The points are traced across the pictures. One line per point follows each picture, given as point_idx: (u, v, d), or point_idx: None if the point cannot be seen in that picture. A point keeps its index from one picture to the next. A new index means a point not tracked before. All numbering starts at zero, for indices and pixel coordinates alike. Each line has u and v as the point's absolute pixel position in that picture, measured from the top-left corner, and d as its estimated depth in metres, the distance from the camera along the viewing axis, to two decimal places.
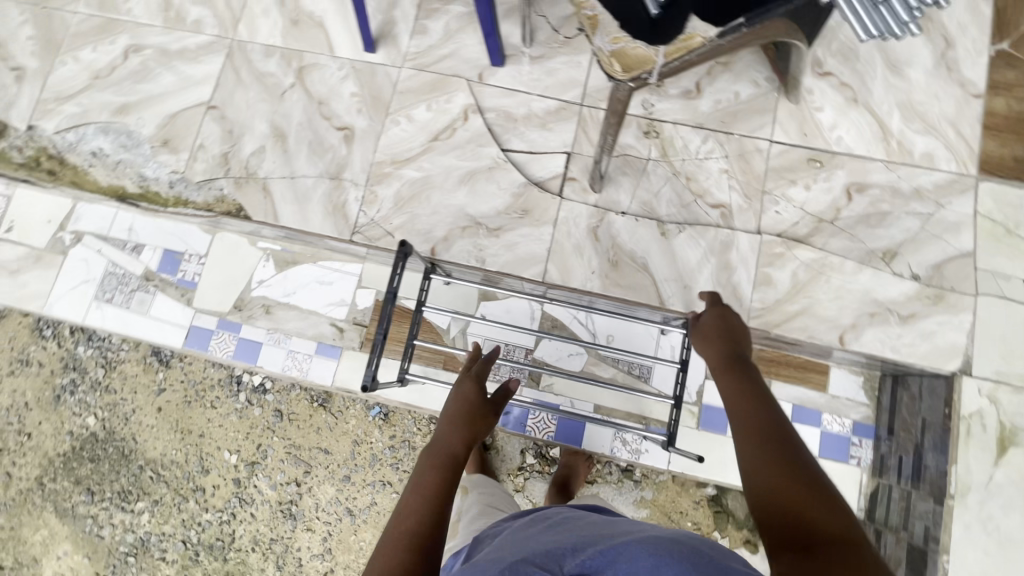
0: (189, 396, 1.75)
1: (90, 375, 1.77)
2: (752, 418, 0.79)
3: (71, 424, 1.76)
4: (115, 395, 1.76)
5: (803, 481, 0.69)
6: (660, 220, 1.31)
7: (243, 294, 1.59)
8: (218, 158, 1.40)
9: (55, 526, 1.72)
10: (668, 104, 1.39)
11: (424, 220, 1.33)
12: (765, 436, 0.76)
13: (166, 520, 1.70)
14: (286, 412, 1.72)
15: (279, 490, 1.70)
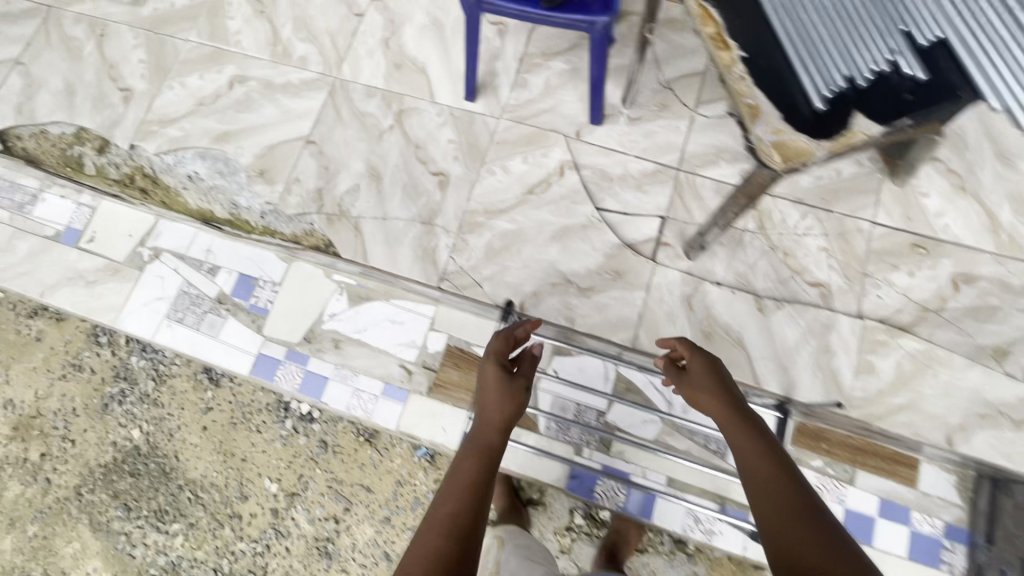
0: (236, 417, 1.51)
1: (140, 387, 1.54)
2: (771, 476, 0.74)
3: (116, 435, 1.53)
4: (161, 409, 1.53)
5: (837, 551, 0.63)
6: (757, 294, 1.27)
7: (314, 326, 1.45)
8: (312, 193, 1.41)
9: (88, 540, 1.48)
10: (767, 176, 1.37)
11: (514, 273, 1.31)
12: (789, 502, 0.70)
13: (201, 547, 1.45)
14: (331, 441, 1.47)
15: (317, 525, 1.43)
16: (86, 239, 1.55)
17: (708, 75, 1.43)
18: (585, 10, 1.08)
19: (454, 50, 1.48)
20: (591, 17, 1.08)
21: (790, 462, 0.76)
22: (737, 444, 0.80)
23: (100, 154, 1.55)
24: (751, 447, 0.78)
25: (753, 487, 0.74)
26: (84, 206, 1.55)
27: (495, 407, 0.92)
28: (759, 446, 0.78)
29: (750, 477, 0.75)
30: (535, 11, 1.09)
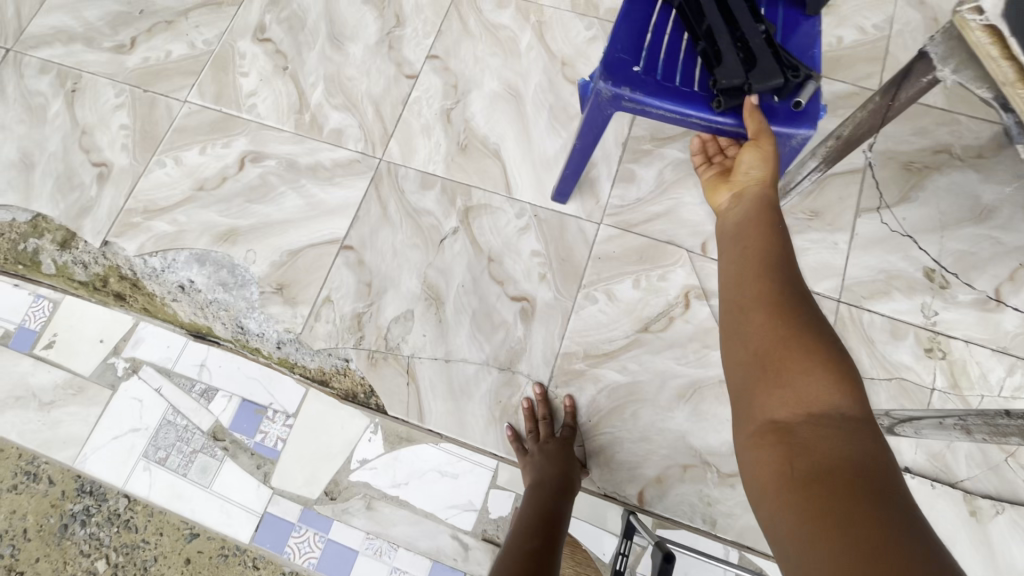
0: (227, 547, 1.20)
1: (110, 507, 1.22)
2: (766, 263, 0.60)
3: (76, 567, 1.21)
4: (133, 536, 1.21)
5: (818, 356, 0.51)
6: (966, 491, 0.93)
7: (340, 475, 1.19)
8: (348, 321, 1.05)
9: None
10: (957, 313, 1.03)
11: (629, 447, 0.96)
12: (778, 297, 0.56)
13: None
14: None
15: None
16: (42, 344, 1.23)
17: (870, 175, 1.11)
18: (779, 119, 0.74)
19: (536, 129, 1.15)
20: (787, 128, 0.74)
21: (789, 249, 0.62)
22: (731, 224, 0.69)
23: (62, 250, 1.17)
24: (754, 230, 0.65)
25: (733, 274, 0.62)
26: (42, 298, 1.21)
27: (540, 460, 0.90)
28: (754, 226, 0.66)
29: (736, 261, 0.63)
30: (701, 117, 0.75)
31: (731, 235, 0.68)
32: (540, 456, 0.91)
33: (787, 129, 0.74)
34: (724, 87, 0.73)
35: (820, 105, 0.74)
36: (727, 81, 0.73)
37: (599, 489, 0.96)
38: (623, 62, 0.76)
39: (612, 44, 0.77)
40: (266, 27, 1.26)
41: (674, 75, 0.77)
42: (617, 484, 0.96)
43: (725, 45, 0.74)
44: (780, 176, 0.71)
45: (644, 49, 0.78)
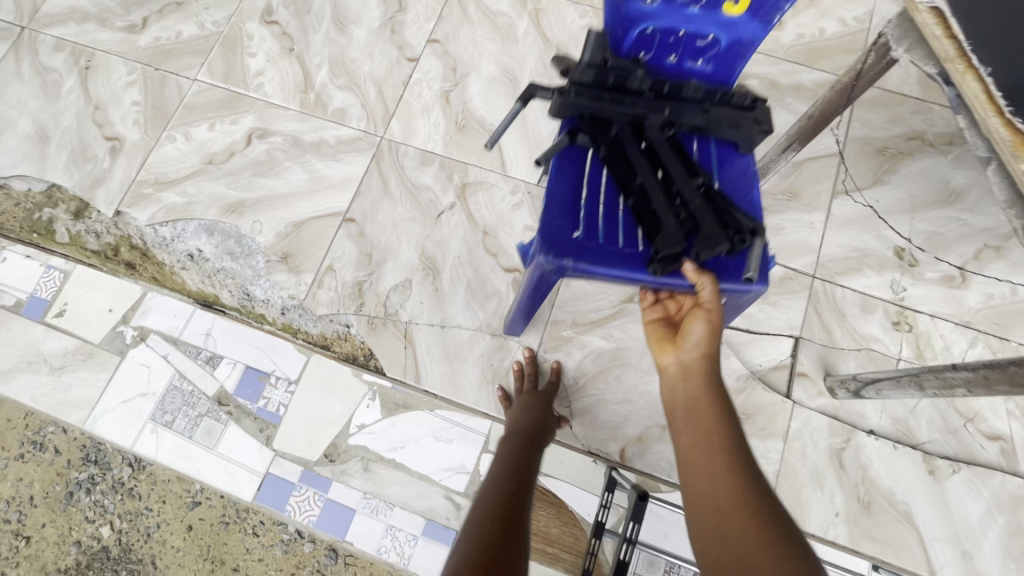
0: (228, 516, 1.24)
1: (114, 475, 1.25)
2: (723, 450, 0.59)
3: (80, 532, 1.23)
4: (138, 502, 1.24)
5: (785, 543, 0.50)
6: (926, 452, 1.00)
7: (339, 440, 1.25)
8: (350, 288, 1.10)
9: None
10: (924, 289, 1.10)
11: (612, 408, 1.03)
12: (742, 487, 0.55)
13: None
14: (345, 551, 1.23)
15: None
16: (54, 312, 1.26)
17: (846, 159, 1.17)
18: (727, 276, 0.71)
19: (531, 111, 1.21)
20: (738, 287, 0.71)
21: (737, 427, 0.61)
22: (685, 398, 0.66)
23: (76, 220, 1.23)
24: (704, 404, 0.63)
25: (690, 456, 0.60)
26: (54, 268, 1.24)
27: (521, 412, 0.96)
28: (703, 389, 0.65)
29: (693, 439, 0.61)
30: (649, 280, 0.70)
31: (681, 403, 0.66)
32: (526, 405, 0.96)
33: (739, 289, 0.71)
34: (665, 255, 0.69)
35: (769, 258, 0.72)
36: (668, 248, 0.68)
37: (584, 446, 1.02)
38: (560, 229, 0.72)
39: (547, 211, 0.73)
40: (273, 10, 1.31)
41: (616, 236, 0.73)
42: (600, 442, 1.02)
43: (661, 209, 0.70)
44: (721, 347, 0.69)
45: (581, 212, 0.73)
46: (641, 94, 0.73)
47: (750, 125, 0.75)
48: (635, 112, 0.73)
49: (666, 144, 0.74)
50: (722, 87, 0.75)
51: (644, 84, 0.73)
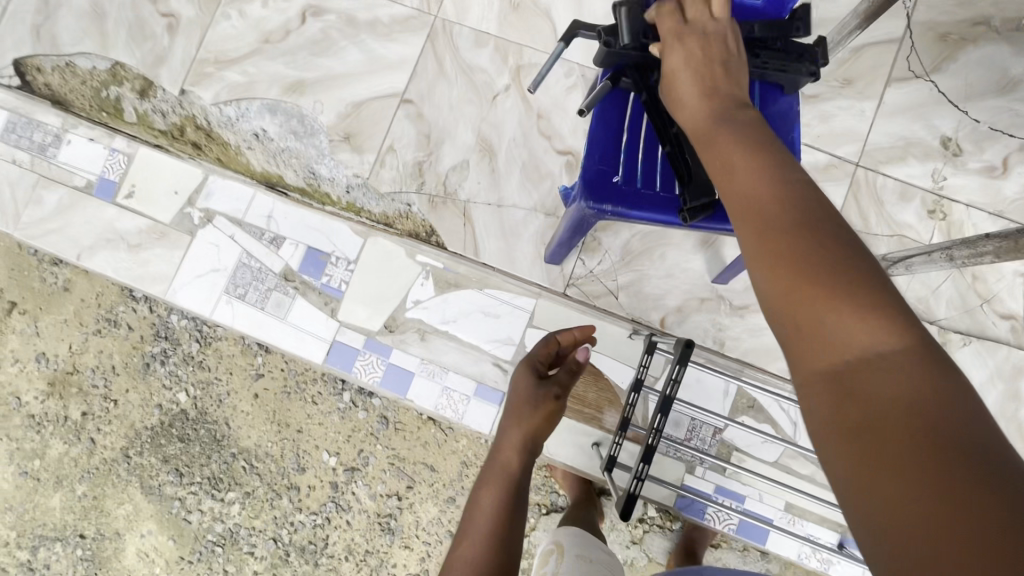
0: (289, 386, 1.35)
1: (183, 348, 1.35)
2: (775, 201, 0.48)
3: (160, 396, 1.35)
4: (208, 372, 1.35)
5: (861, 296, 0.41)
6: (941, 327, 1.09)
7: (397, 313, 1.34)
8: (411, 168, 1.16)
9: (140, 502, 1.33)
10: (964, 179, 1.14)
11: (655, 283, 1.12)
12: (803, 232, 0.45)
13: (258, 516, 1.33)
14: (394, 418, 1.35)
15: (379, 502, 1.33)
16: (123, 194, 1.31)
17: (906, 45, 1.16)
18: None
19: None
20: None
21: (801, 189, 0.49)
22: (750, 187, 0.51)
23: (142, 98, 1.28)
24: (761, 185, 0.50)
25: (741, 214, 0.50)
26: (117, 151, 1.29)
27: (517, 422, 0.88)
28: (776, 192, 0.49)
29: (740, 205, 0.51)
30: (679, 227, 0.77)
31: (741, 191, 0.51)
32: (519, 411, 0.89)
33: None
34: (695, 205, 0.73)
35: None
36: (696, 199, 0.73)
37: (628, 315, 1.12)
38: (601, 173, 0.77)
39: (588, 154, 0.78)
40: None
41: (654, 180, 0.78)
42: (642, 312, 1.12)
43: (694, 163, 0.74)
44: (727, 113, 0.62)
45: (620, 154, 0.78)
46: None
47: (795, 68, 0.75)
48: None
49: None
50: (777, 20, 0.76)
51: None
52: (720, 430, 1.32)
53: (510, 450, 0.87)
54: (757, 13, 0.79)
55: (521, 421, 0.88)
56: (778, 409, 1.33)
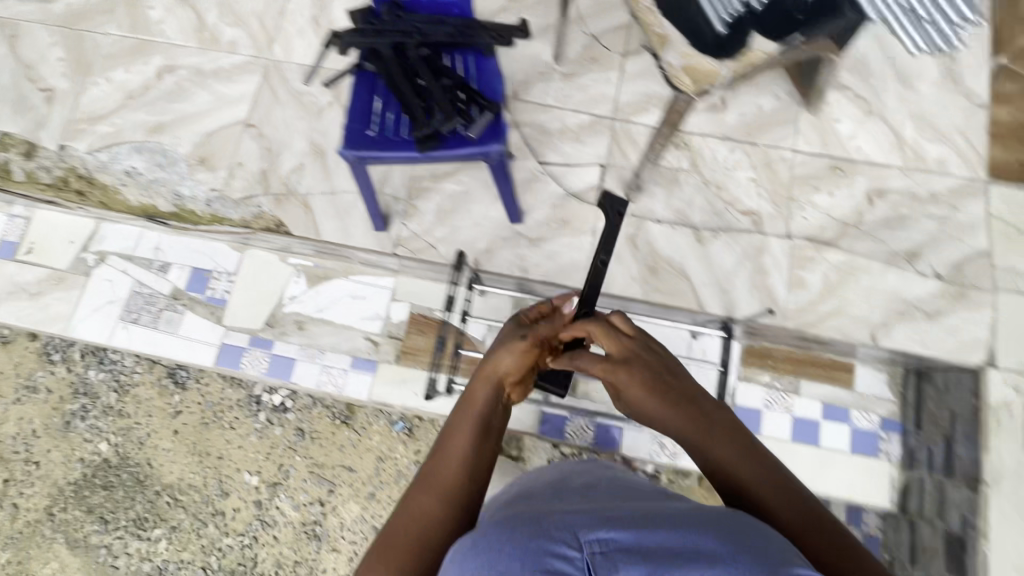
0: (206, 417, 1.57)
1: (103, 401, 1.59)
2: (725, 435, 0.77)
3: (82, 450, 1.57)
4: (129, 419, 1.58)
5: (771, 475, 0.72)
6: (695, 228, 1.37)
7: (275, 310, 1.57)
8: (257, 175, 1.41)
9: (66, 558, 1.53)
10: (696, 117, 1.45)
11: (465, 231, 1.36)
12: (745, 452, 0.74)
13: (185, 548, 1.52)
14: (309, 430, 1.55)
15: (302, 510, 1.52)
16: (24, 250, 1.52)
17: (633, 27, 1.51)
18: (470, 144, 1.01)
19: None
20: (482, 149, 1.00)
21: (731, 426, 0.78)
22: (708, 434, 0.77)
23: (27, 159, 1.51)
24: (717, 430, 0.77)
25: (712, 453, 0.76)
26: (16, 217, 1.52)
27: (499, 359, 0.92)
28: (725, 437, 0.76)
29: (710, 450, 0.76)
30: (420, 158, 1.02)
31: (706, 439, 0.77)
32: (502, 346, 0.93)
33: (479, 151, 1.01)
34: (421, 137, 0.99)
35: (502, 126, 1.02)
36: (420, 133, 0.98)
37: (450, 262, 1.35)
38: (358, 131, 1.03)
39: (348, 119, 1.04)
40: None
41: (400, 129, 1.04)
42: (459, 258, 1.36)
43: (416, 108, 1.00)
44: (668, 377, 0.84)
45: (373, 116, 1.04)
46: (402, 31, 1.04)
47: (482, 37, 1.04)
48: (397, 43, 1.03)
49: (422, 60, 1.04)
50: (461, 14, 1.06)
51: (403, 26, 1.04)
52: None
53: (485, 387, 0.89)
54: (454, 6, 1.08)
55: (505, 357, 0.91)
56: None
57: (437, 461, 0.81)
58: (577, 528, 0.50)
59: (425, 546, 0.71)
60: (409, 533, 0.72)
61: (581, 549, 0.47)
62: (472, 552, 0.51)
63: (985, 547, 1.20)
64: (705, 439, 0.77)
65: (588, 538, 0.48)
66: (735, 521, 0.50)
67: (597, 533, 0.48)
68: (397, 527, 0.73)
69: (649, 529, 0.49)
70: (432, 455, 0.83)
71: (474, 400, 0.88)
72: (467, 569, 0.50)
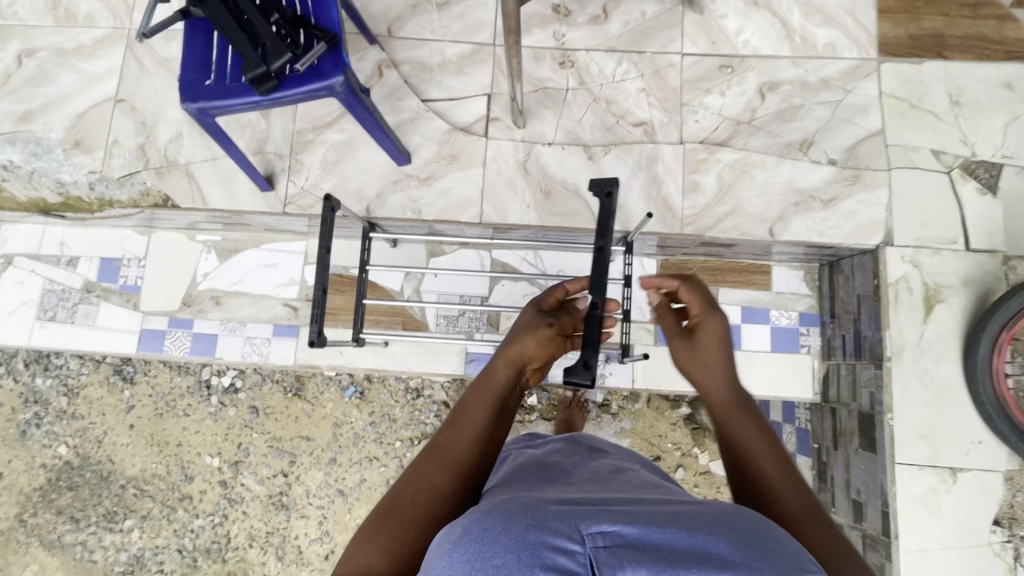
0: (160, 408, 1.83)
1: (54, 406, 1.82)
2: (760, 431, 0.83)
3: (42, 456, 1.82)
4: (82, 420, 1.82)
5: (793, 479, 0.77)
6: (587, 145, 1.34)
7: (189, 289, 1.58)
8: (135, 152, 1.37)
9: (45, 560, 1.77)
10: (578, 32, 1.40)
11: (354, 180, 1.33)
12: (777, 452, 0.80)
13: (158, 534, 1.78)
14: (261, 407, 1.82)
15: (267, 483, 1.79)
16: None
17: None
18: (311, 78, 0.99)
19: None
20: (324, 82, 0.99)
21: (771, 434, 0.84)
22: (742, 421, 0.84)
23: None
24: (752, 425, 0.84)
25: (745, 436, 0.82)
26: None
27: (519, 347, 0.96)
28: (759, 435, 0.82)
29: (744, 433, 0.83)
30: (263, 101, 1.00)
31: (740, 426, 0.84)
32: (522, 331, 0.98)
33: (322, 86, 0.99)
34: (256, 78, 0.96)
35: (342, 55, 1.00)
36: (252, 73, 0.96)
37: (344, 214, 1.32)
38: (195, 81, 1.00)
39: (184, 71, 1.01)
40: None
41: (238, 75, 1.01)
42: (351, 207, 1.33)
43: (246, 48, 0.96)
44: (728, 369, 0.92)
45: (209, 65, 1.01)
46: None
47: None
48: None
49: None
50: None
51: None
52: (484, 296, 1.49)
53: (506, 370, 0.94)
54: None
55: (527, 341, 0.96)
56: (528, 265, 1.46)
57: (449, 434, 0.85)
58: (577, 521, 0.52)
59: (426, 521, 0.74)
60: (414, 509, 0.75)
61: (583, 543, 0.50)
62: (462, 544, 0.52)
63: (890, 419, 1.21)
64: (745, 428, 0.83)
65: (588, 532, 0.51)
66: (743, 528, 0.53)
67: (599, 527, 0.52)
68: (403, 496, 0.76)
69: (656, 527, 0.52)
70: (445, 428, 0.87)
71: (491, 381, 0.92)
72: (457, 561, 0.51)
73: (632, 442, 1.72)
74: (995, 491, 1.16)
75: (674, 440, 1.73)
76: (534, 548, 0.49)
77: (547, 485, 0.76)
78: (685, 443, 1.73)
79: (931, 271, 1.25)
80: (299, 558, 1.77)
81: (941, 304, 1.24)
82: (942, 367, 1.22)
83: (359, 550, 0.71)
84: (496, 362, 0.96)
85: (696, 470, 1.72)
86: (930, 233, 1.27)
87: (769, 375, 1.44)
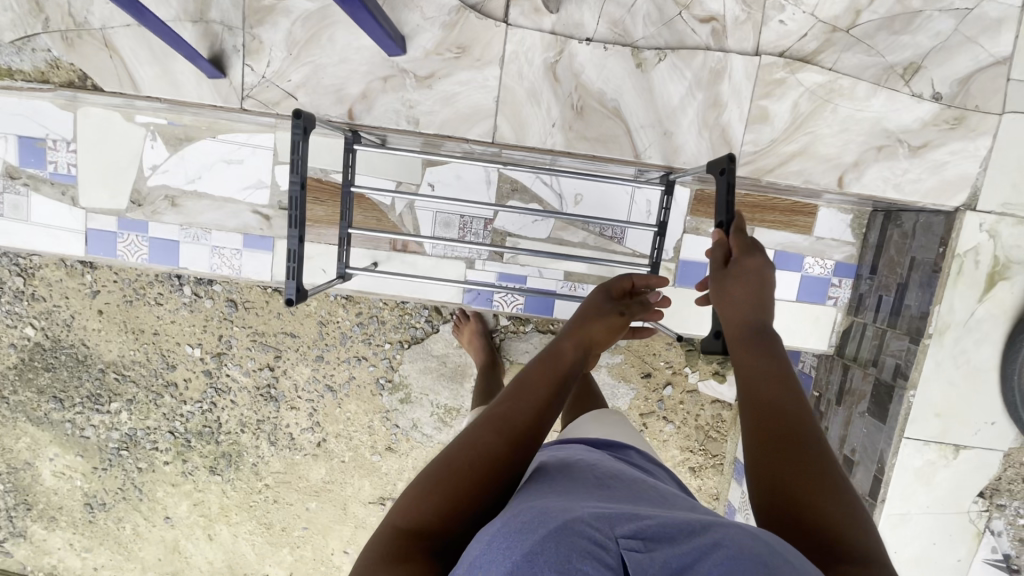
0: (129, 294, 1.54)
1: (10, 285, 1.52)
2: (774, 360, 0.70)
3: (10, 335, 1.55)
4: (45, 302, 1.53)
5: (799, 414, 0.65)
6: (635, 47, 1.03)
7: (137, 184, 1.32)
8: (26, 4, 1.01)
9: (35, 433, 1.62)
10: None
11: (331, 72, 1.02)
12: (785, 381, 0.68)
13: (148, 416, 1.62)
14: (240, 299, 1.55)
15: (253, 376, 1.59)
16: None
17: None
18: None
19: None
20: None
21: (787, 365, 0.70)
22: (756, 356, 0.71)
23: None
24: (765, 356, 0.71)
25: (755, 364, 0.70)
26: None
27: (586, 330, 0.87)
28: (776, 365, 0.70)
29: (757, 363, 0.70)
30: None
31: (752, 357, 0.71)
32: (595, 313, 0.90)
33: None
34: None
35: None
36: None
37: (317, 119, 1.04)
38: None
39: None
40: None
41: None
42: (328, 108, 1.04)
43: None
44: (765, 297, 0.76)
45: None
46: None
47: None
48: None
49: None
50: None
51: None
52: (487, 221, 1.30)
53: (574, 346, 0.85)
54: None
55: (599, 325, 0.89)
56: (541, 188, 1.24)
57: (509, 399, 0.74)
58: (611, 520, 0.52)
59: (481, 494, 0.65)
60: (467, 475, 0.65)
61: (614, 543, 0.49)
62: (499, 535, 0.53)
63: (910, 395, 1.15)
64: (756, 359, 0.71)
65: (620, 534, 0.50)
66: (772, 547, 0.50)
67: (631, 529, 0.51)
68: (458, 461, 0.67)
69: (687, 533, 0.51)
70: (504, 395, 0.75)
71: (558, 357, 0.82)
72: (496, 546, 0.51)
73: (625, 358, 1.65)
74: (991, 466, 1.17)
75: (667, 359, 1.66)
76: (575, 541, 0.48)
77: (574, 483, 0.66)
78: (677, 361, 1.67)
79: (1006, 243, 1.10)
80: (292, 445, 1.65)
81: (1004, 282, 1.11)
82: (981, 349, 1.13)
83: (411, 509, 0.63)
84: (564, 340, 0.86)
85: (684, 388, 1.68)
86: (1020, 199, 1.08)
87: (789, 327, 1.33)
